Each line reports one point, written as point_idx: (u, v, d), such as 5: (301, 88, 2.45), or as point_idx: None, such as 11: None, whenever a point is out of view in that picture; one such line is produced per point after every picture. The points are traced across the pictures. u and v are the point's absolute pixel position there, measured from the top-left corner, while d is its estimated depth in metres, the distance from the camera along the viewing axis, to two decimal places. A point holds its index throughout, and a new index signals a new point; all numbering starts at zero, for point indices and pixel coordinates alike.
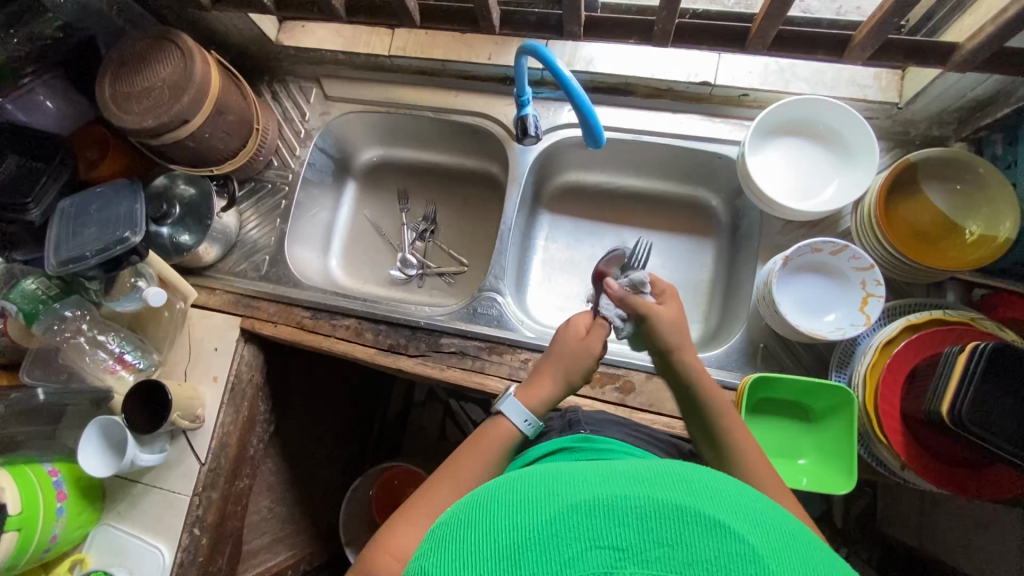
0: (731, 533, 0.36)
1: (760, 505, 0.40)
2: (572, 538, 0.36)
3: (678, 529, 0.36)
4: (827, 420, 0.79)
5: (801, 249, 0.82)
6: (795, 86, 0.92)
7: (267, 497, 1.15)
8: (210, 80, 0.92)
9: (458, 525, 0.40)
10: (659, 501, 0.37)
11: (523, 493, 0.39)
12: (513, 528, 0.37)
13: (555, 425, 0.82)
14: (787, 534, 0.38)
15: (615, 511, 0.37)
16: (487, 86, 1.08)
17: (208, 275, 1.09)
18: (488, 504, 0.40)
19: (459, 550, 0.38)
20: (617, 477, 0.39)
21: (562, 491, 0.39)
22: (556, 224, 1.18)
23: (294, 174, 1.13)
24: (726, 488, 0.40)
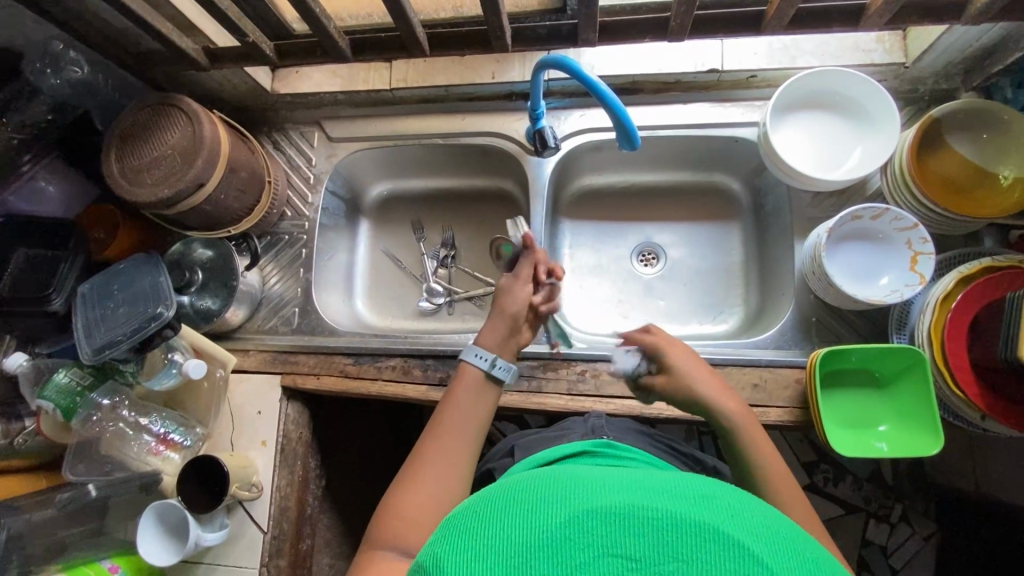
0: (752, 557, 0.35)
1: (782, 529, 0.39)
2: (588, 543, 0.36)
3: (698, 546, 0.35)
4: (901, 383, 0.79)
5: (843, 218, 0.83)
6: (801, 60, 0.93)
7: (329, 555, 1.10)
8: (220, 140, 0.90)
9: (475, 512, 0.41)
10: (680, 516, 0.37)
11: (542, 492, 0.40)
12: (522, 526, 0.38)
13: (578, 428, 0.86)
14: (805, 559, 0.37)
15: (636, 523, 0.36)
16: (494, 104, 1.07)
17: (238, 337, 1.06)
18: (505, 497, 0.41)
19: (476, 534, 0.39)
20: (639, 489, 0.39)
21: (581, 495, 0.39)
22: (578, 231, 1.18)
23: (309, 221, 1.11)
24: (751, 509, 0.39)
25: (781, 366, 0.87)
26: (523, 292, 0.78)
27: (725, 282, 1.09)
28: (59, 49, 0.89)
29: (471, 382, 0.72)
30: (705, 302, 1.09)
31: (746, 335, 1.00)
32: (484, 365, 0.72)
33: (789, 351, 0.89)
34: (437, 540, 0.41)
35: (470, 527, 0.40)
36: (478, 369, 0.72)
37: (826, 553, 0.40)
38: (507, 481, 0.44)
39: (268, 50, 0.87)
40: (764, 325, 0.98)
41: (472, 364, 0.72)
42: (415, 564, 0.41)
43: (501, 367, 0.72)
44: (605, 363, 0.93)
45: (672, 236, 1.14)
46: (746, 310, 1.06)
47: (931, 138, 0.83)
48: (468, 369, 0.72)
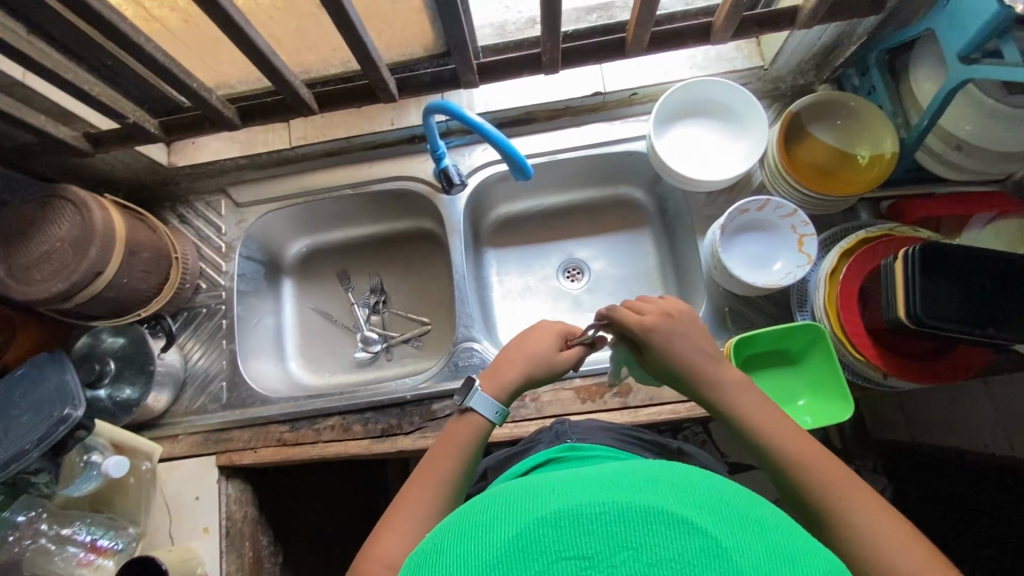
0: (698, 531, 0.36)
1: (731, 497, 0.40)
2: (539, 552, 0.36)
3: (644, 531, 0.36)
4: (811, 356, 0.85)
5: (732, 213, 0.89)
6: (674, 74, 1.00)
7: None
8: (113, 224, 0.87)
9: (437, 545, 0.42)
10: (626, 504, 0.37)
11: (496, 512, 0.41)
12: (477, 552, 0.38)
13: (544, 437, 0.85)
14: (755, 522, 0.38)
15: (583, 521, 0.37)
16: (398, 149, 1.08)
17: (164, 424, 1.01)
18: (464, 529, 0.41)
19: (436, 571, 0.39)
20: (585, 489, 0.40)
21: (530, 506, 0.39)
22: (503, 259, 1.20)
23: (226, 290, 1.08)
24: (695, 484, 0.40)
25: None
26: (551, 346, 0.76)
27: (647, 285, 1.14)
28: None
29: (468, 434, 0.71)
30: None
31: None
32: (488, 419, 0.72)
33: None
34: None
35: (430, 563, 0.40)
36: (483, 422, 0.71)
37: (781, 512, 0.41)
38: (467, 508, 0.45)
39: (152, 128, 0.86)
40: None
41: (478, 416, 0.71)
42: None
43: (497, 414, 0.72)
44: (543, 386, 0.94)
45: (592, 249, 1.19)
46: None
47: (795, 131, 0.92)
48: (473, 421, 0.71)
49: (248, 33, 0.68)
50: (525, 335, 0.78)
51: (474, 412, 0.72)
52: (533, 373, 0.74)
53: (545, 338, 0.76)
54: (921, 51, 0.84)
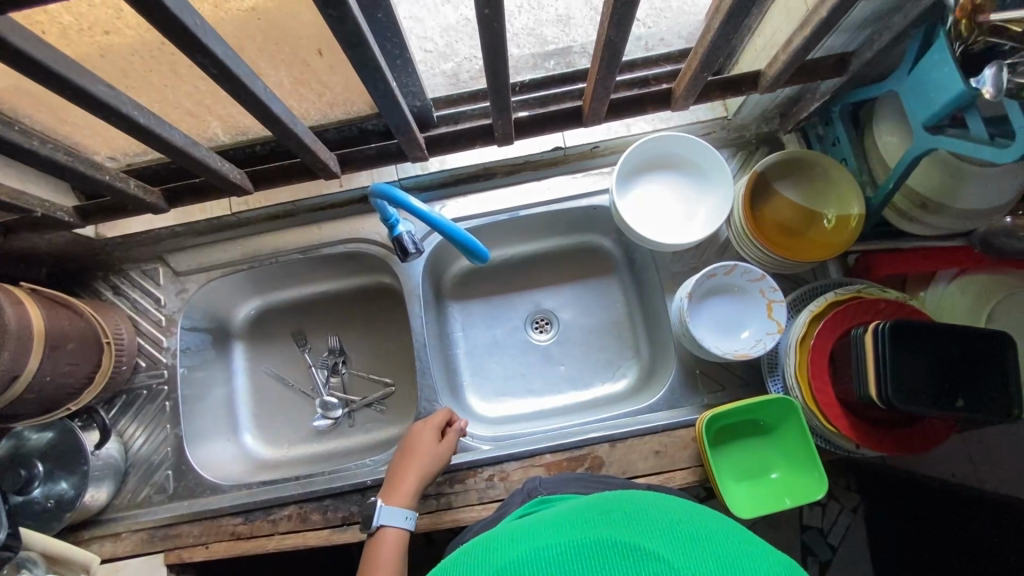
0: (642, 552, 0.41)
1: (673, 515, 0.46)
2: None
3: (596, 559, 0.41)
4: (782, 428, 0.83)
5: (699, 280, 0.86)
6: (636, 126, 0.96)
7: None
8: (30, 320, 0.78)
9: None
10: (577, 540, 0.43)
11: (471, 563, 0.45)
12: None
13: (515, 500, 0.82)
14: (696, 538, 0.43)
15: (542, 558, 0.42)
16: (350, 209, 1.02)
17: (105, 520, 0.93)
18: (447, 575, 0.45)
19: None
20: (546, 534, 0.46)
21: (500, 556, 0.45)
22: (467, 313, 1.15)
23: (168, 369, 1.00)
24: (643, 513, 0.47)
25: (677, 428, 0.89)
26: (436, 450, 0.86)
27: (617, 336, 1.11)
28: None
29: (392, 545, 0.77)
30: (603, 360, 1.10)
31: (643, 394, 1.02)
32: (406, 525, 0.79)
33: (682, 409, 0.92)
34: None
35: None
36: (401, 530, 0.78)
37: (732, 533, 0.45)
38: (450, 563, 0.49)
39: (67, 215, 0.77)
40: (657, 381, 1.00)
41: (393, 526, 0.78)
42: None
43: (410, 518, 0.80)
44: (511, 463, 0.90)
45: (560, 299, 1.15)
46: (640, 363, 1.08)
47: (760, 190, 0.90)
48: (388, 533, 0.78)
49: (161, 128, 0.61)
50: (406, 445, 0.86)
51: (387, 526, 0.78)
52: (431, 472, 0.85)
53: (425, 438, 0.86)
54: (884, 108, 0.82)
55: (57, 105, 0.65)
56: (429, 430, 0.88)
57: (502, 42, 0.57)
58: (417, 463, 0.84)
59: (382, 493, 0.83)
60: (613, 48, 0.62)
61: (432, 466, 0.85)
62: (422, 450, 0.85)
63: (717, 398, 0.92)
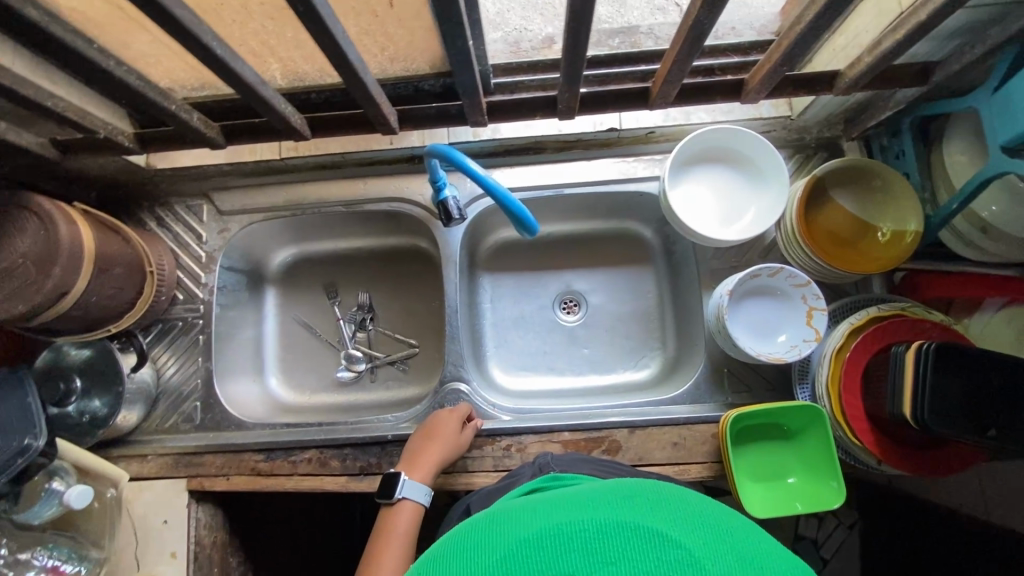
0: (666, 543, 0.40)
1: (701, 505, 0.45)
2: (527, 570, 0.41)
3: (622, 549, 0.40)
4: (805, 436, 0.83)
5: (741, 279, 0.85)
6: (695, 116, 0.94)
7: None
8: (82, 241, 0.80)
9: (431, 563, 0.46)
10: (599, 521, 0.42)
11: (488, 533, 0.45)
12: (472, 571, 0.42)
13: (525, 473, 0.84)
14: (721, 534, 0.42)
15: (564, 539, 0.42)
16: (396, 167, 1.02)
17: (133, 440, 0.97)
18: (465, 545, 0.45)
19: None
20: (566, 507, 0.45)
21: (518, 529, 0.44)
22: (498, 285, 1.16)
23: (204, 304, 1.02)
24: (665, 500, 0.45)
25: (698, 423, 0.90)
26: (456, 439, 0.88)
27: (645, 326, 1.10)
28: None
29: (408, 517, 0.80)
30: (627, 348, 1.10)
31: (665, 385, 1.02)
32: (422, 500, 0.82)
33: (705, 405, 0.92)
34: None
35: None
36: (417, 505, 0.81)
37: (755, 529, 0.44)
38: (466, 525, 0.48)
39: (126, 141, 0.78)
40: (681, 375, 1.00)
41: (411, 500, 0.81)
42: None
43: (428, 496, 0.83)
44: (529, 436, 0.92)
45: (591, 282, 1.14)
46: (665, 355, 1.07)
47: (817, 194, 0.88)
48: (405, 505, 0.81)
49: (234, 62, 0.61)
50: (428, 428, 0.88)
51: (405, 499, 0.81)
52: (450, 458, 0.86)
53: (448, 425, 0.88)
54: (959, 125, 0.79)
55: (131, 27, 0.65)
56: (452, 419, 0.89)
57: (588, 11, 0.56)
58: (438, 447, 0.86)
59: (401, 468, 0.85)
60: (698, 29, 0.60)
61: (453, 453, 0.86)
62: (445, 437, 0.87)
63: (741, 398, 0.91)
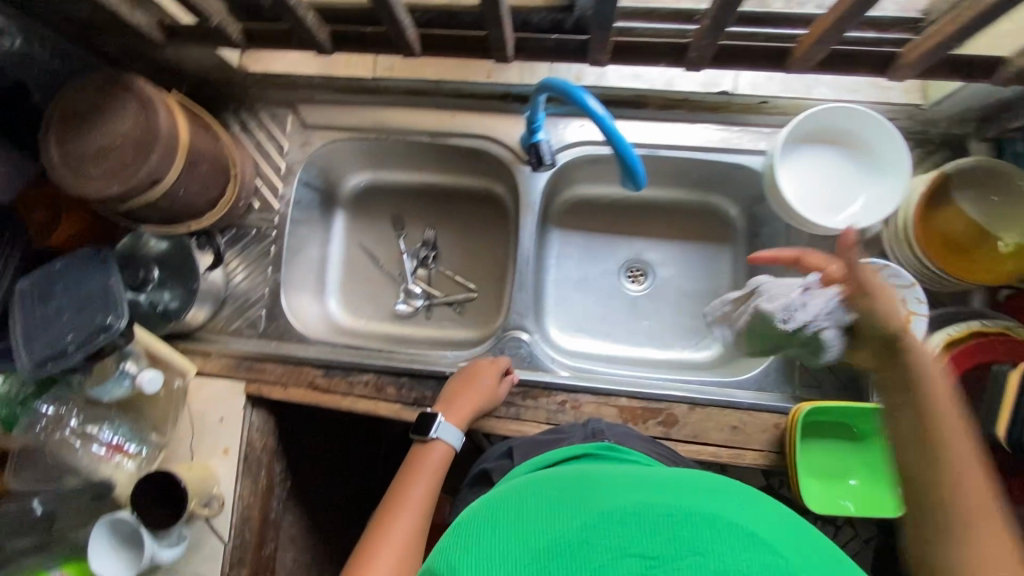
0: (756, 543, 0.38)
1: (782, 517, 0.43)
2: (604, 542, 0.39)
3: (710, 539, 0.38)
4: (876, 441, 0.80)
5: (841, 270, 0.80)
6: (817, 90, 0.89)
7: (293, 549, 1.12)
8: (178, 131, 0.79)
9: (495, 516, 0.45)
10: (685, 510, 0.40)
11: (561, 499, 0.43)
12: (543, 534, 0.41)
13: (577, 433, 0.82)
14: (807, 547, 0.40)
15: (643, 517, 0.40)
16: (488, 103, 0.98)
17: (199, 337, 0.99)
18: (532, 505, 0.44)
19: (494, 537, 0.42)
20: (644, 490, 0.43)
21: (595, 500, 0.42)
22: (566, 242, 1.13)
23: (279, 216, 1.02)
24: (747, 505, 0.43)
25: (762, 411, 0.87)
26: (492, 391, 0.87)
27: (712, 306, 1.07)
28: None
29: (438, 457, 0.83)
30: (690, 326, 1.07)
31: (727, 369, 0.99)
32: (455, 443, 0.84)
33: (770, 394, 0.89)
34: (453, 542, 0.44)
35: (487, 532, 0.43)
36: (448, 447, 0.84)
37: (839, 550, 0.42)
38: (532, 488, 0.47)
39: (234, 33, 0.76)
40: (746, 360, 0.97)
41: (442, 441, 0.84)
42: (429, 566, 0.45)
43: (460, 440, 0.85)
44: (586, 396, 0.90)
45: (662, 254, 1.11)
46: (729, 339, 1.04)
47: (937, 195, 0.81)
48: (437, 445, 0.84)
49: None
50: (467, 378, 0.88)
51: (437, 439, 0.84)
52: (484, 408, 0.87)
53: (486, 376, 0.88)
54: None
55: None
56: (490, 370, 0.89)
57: None
58: (474, 397, 0.86)
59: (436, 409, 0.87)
60: None
61: (487, 405, 0.87)
62: (481, 387, 0.87)
63: (810, 394, 0.88)
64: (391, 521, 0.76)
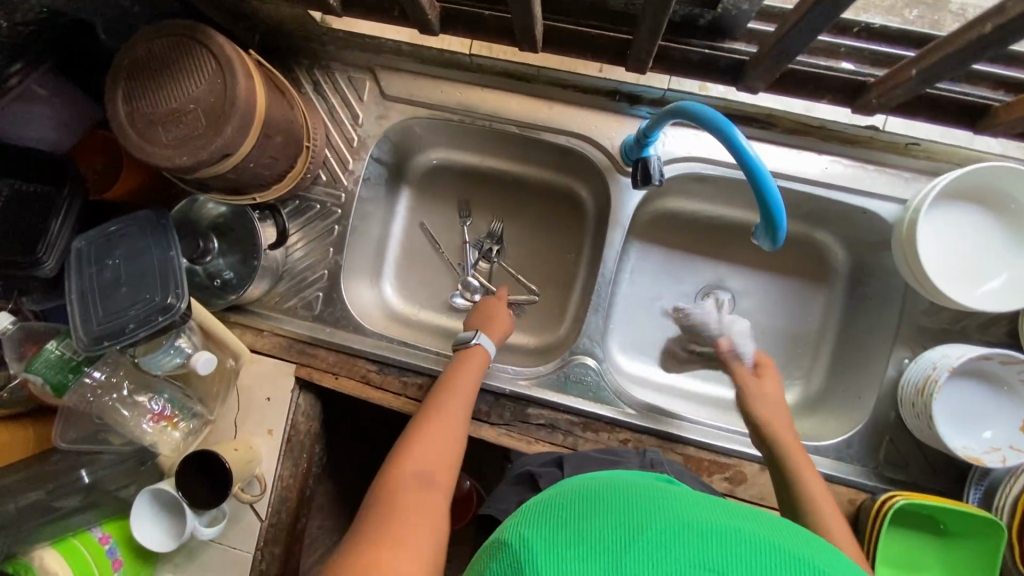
0: None
1: None
2: (689, 553, 0.33)
3: None
4: (962, 541, 0.74)
5: (967, 359, 0.72)
6: (981, 141, 0.76)
7: (320, 519, 1.12)
8: (256, 100, 0.71)
9: (563, 499, 0.39)
10: (780, 548, 0.34)
11: (634, 494, 0.38)
12: (612, 527, 0.35)
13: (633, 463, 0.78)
14: None
15: (735, 540, 0.34)
16: (590, 99, 0.87)
17: (251, 311, 0.95)
18: (596, 494, 0.38)
19: (556, 517, 0.37)
20: (727, 512, 0.37)
21: (673, 506, 0.36)
22: (644, 257, 1.04)
23: (346, 193, 0.95)
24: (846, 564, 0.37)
25: (838, 483, 0.81)
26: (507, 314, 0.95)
27: (793, 351, 0.98)
28: None
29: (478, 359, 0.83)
30: None
31: (800, 424, 0.93)
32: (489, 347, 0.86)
33: (850, 466, 0.83)
34: (520, 520, 0.38)
35: (557, 514, 0.37)
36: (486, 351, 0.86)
37: None
38: (597, 479, 0.41)
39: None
40: (824, 420, 0.90)
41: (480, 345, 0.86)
42: (491, 540, 0.39)
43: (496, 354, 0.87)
44: (652, 437, 0.85)
45: (747, 284, 1.02)
46: (806, 389, 0.96)
47: None
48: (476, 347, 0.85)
49: None
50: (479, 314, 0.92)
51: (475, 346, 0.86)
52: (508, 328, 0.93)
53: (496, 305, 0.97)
54: None
55: None
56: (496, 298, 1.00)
57: None
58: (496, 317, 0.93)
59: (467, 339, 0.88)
60: None
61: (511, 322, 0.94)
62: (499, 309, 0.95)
63: (895, 473, 0.82)
64: (428, 419, 0.73)
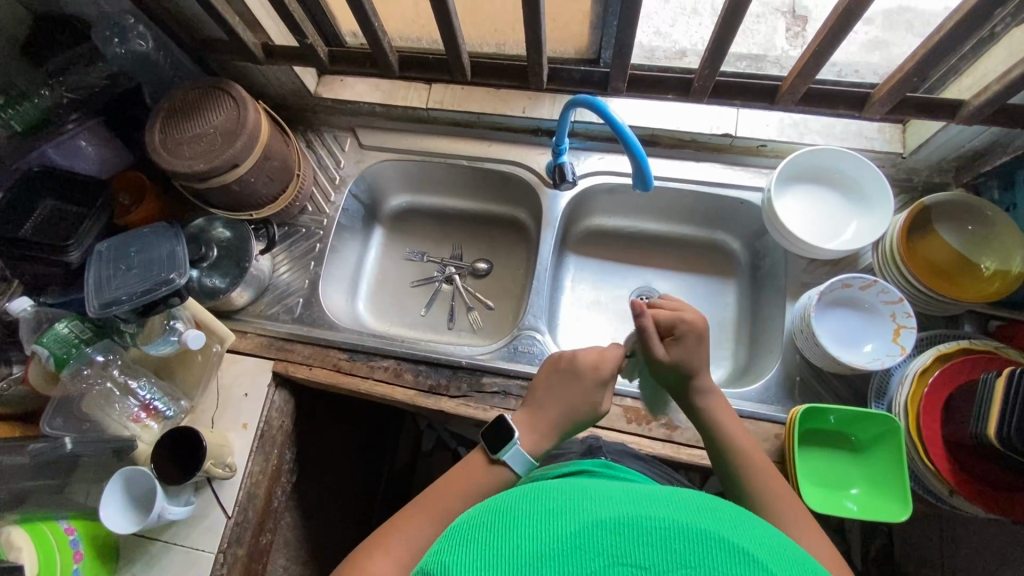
0: (752, 562, 0.37)
1: (778, 541, 0.41)
2: (597, 551, 0.37)
3: (703, 553, 0.37)
4: (873, 450, 0.82)
5: (833, 284, 0.89)
6: (809, 137, 1.01)
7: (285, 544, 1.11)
8: (261, 127, 0.94)
9: (481, 522, 0.42)
10: (685, 524, 0.38)
11: (552, 505, 0.41)
12: (536, 538, 0.39)
13: (575, 448, 0.86)
14: (807, 571, 0.38)
15: (642, 532, 0.38)
16: (520, 136, 1.14)
17: (238, 318, 1.08)
18: (513, 516, 0.41)
19: (480, 539, 0.40)
20: (635, 501, 0.41)
21: (587, 508, 0.40)
22: (582, 268, 1.21)
23: (329, 219, 1.15)
24: (748, 525, 0.40)
25: (763, 421, 0.89)
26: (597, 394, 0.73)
27: (718, 335, 1.11)
28: (129, 23, 0.95)
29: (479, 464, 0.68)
30: None
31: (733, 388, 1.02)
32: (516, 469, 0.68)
33: (772, 407, 0.91)
34: (443, 547, 0.41)
35: (476, 536, 0.40)
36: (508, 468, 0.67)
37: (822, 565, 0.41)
38: (512, 495, 0.45)
39: (322, 54, 0.94)
40: (750, 380, 1.00)
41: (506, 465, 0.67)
42: (418, 571, 0.41)
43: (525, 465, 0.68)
44: None
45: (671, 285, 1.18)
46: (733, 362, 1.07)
47: (917, 226, 0.90)
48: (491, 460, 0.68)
49: None
50: (560, 374, 0.74)
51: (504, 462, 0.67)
52: (580, 416, 0.72)
53: (587, 376, 0.73)
54: None
55: None
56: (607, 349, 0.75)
57: None
58: (568, 404, 0.72)
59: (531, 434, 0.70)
60: (845, 20, 0.70)
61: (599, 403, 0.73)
62: (580, 396, 0.72)
63: None
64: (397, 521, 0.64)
